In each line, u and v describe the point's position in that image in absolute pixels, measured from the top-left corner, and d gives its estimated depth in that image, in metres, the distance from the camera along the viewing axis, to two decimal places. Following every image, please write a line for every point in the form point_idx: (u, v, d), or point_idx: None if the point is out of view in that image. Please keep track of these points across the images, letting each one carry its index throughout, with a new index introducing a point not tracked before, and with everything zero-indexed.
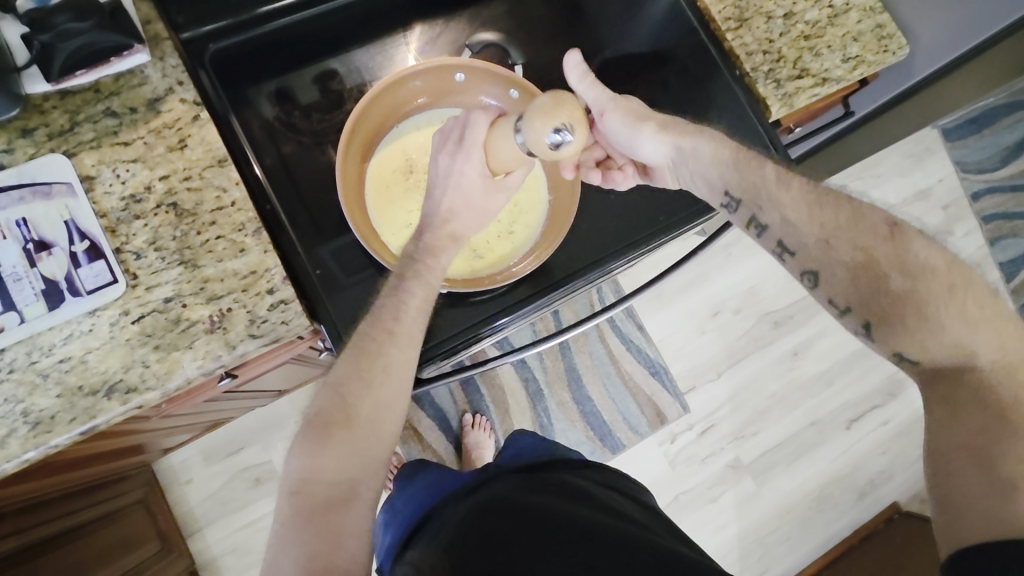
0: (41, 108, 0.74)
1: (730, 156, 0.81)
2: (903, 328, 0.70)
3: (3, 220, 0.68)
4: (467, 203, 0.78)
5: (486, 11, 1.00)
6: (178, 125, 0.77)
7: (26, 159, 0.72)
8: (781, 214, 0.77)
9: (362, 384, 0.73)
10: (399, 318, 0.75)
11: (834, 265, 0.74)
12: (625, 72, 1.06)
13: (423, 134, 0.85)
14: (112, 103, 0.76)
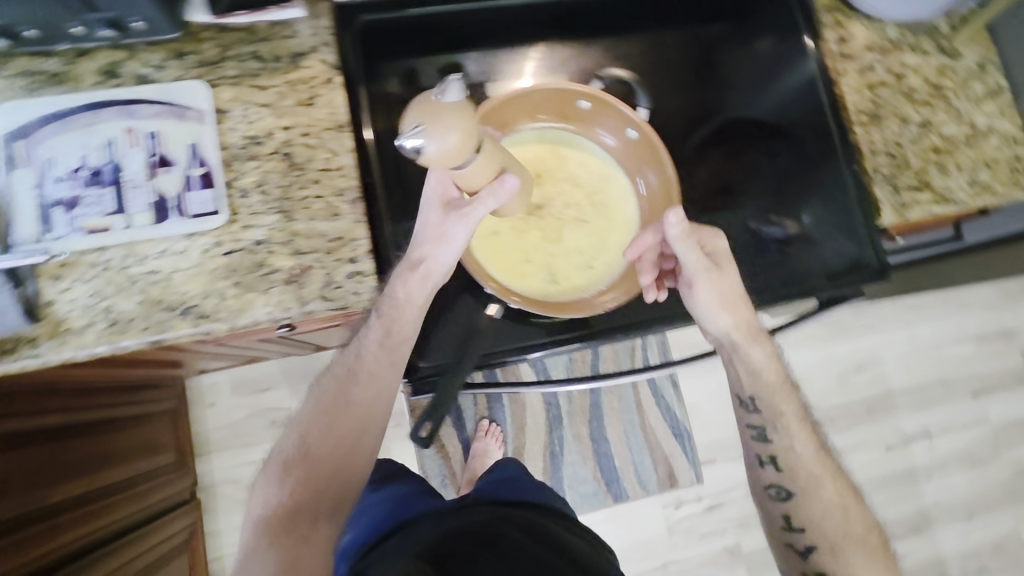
0: (198, 37, 0.79)
1: (774, 378, 0.92)
2: (846, 561, 0.85)
3: (138, 129, 0.75)
4: (428, 234, 0.77)
5: (622, 47, 1.00)
6: (312, 83, 0.80)
7: (172, 79, 0.77)
8: (786, 440, 0.91)
9: (320, 421, 0.81)
10: (362, 360, 0.81)
11: (813, 498, 0.88)
12: (738, 137, 1.04)
13: (530, 148, 0.84)
14: (260, 47, 0.80)
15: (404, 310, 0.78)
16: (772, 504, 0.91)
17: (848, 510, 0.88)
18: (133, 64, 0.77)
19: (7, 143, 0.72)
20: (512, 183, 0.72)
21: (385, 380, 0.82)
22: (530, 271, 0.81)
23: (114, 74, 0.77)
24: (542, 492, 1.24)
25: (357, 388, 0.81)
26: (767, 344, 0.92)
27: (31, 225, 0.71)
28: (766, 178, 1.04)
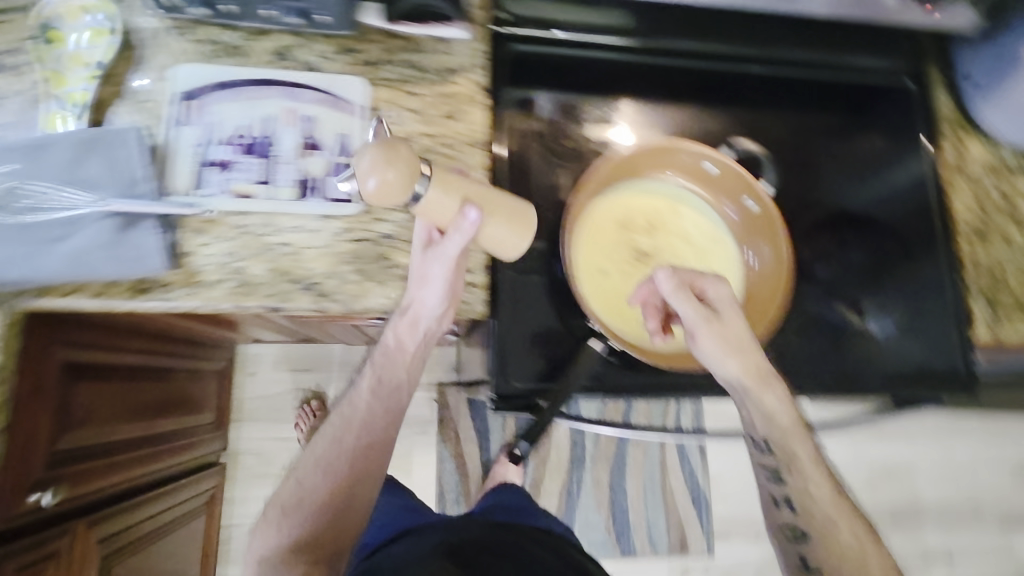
0: (366, 38, 0.84)
1: (789, 420, 0.81)
2: None
3: (296, 111, 0.79)
4: (413, 276, 0.75)
5: (742, 116, 1.03)
6: (459, 99, 0.84)
7: (336, 70, 0.82)
8: (802, 481, 0.82)
9: (315, 467, 0.88)
10: (355, 408, 0.89)
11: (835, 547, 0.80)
12: (838, 224, 1.03)
13: (646, 199, 0.86)
14: (418, 57, 0.84)
15: (395, 355, 0.88)
16: (785, 547, 0.84)
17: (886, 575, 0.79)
18: (304, 52, 0.82)
19: (179, 100, 0.77)
20: (474, 215, 0.68)
21: (376, 429, 0.89)
22: (632, 315, 0.82)
23: (285, 56, 0.82)
24: (537, 512, 1.32)
25: (348, 434, 0.88)
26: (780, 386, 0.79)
27: (185, 179, 0.75)
28: (856, 266, 1.02)
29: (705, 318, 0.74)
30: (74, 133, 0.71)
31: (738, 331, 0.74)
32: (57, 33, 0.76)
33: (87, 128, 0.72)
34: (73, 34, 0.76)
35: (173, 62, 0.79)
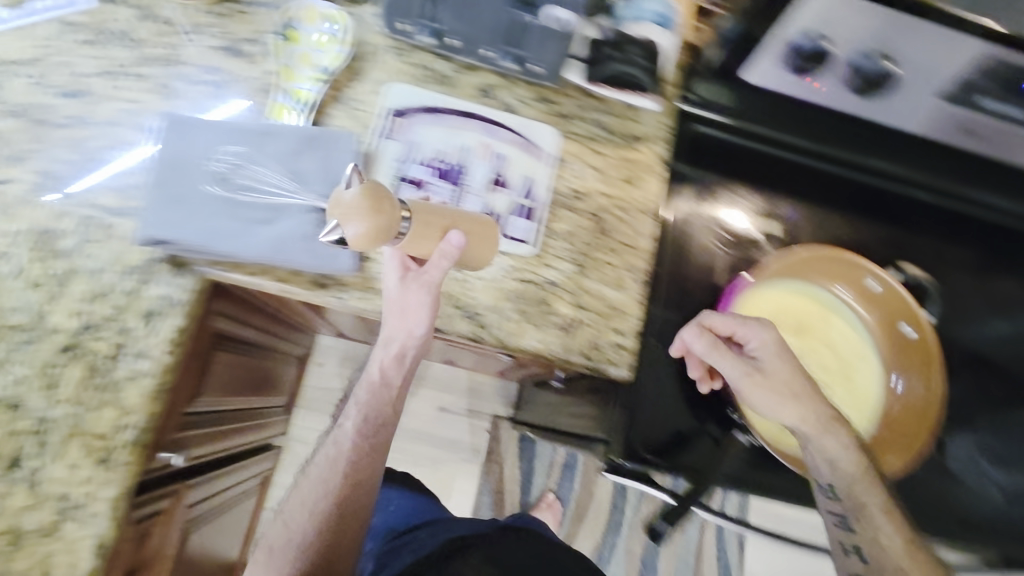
0: (564, 91, 0.87)
1: (857, 466, 0.76)
2: None
3: (492, 147, 0.82)
4: (395, 310, 0.72)
5: (898, 236, 1.01)
6: (639, 167, 0.86)
7: (531, 116, 0.85)
8: (869, 529, 0.76)
9: (298, 514, 0.78)
10: (341, 449, 0.80)
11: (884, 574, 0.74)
12: (978, 363, 0.99)
13: (799, 299, 0.86)
14: (609, 119, 0.87)
15: (383, 391, 0.81)
16: None
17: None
18: (506, 93, 0.85)
19: (389, 115, 0.80)
20: (458, 239, 0.69)
21: (365, 478, 0.80)
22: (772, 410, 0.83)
23: (488, 93, 0.85)
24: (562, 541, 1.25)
25: (330, 478, 0.79)
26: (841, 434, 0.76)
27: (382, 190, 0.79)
28: (989, 408, 0.99)
29: (740, 361, 0.74)
30: (300, 128, 0.76)
31: (780, 376, 0.74)
32: (296, 33, 0.79)
33: (310, 126, 0.77)
34: (311, 38, 0.79)
35: (388, 79, 0.82)
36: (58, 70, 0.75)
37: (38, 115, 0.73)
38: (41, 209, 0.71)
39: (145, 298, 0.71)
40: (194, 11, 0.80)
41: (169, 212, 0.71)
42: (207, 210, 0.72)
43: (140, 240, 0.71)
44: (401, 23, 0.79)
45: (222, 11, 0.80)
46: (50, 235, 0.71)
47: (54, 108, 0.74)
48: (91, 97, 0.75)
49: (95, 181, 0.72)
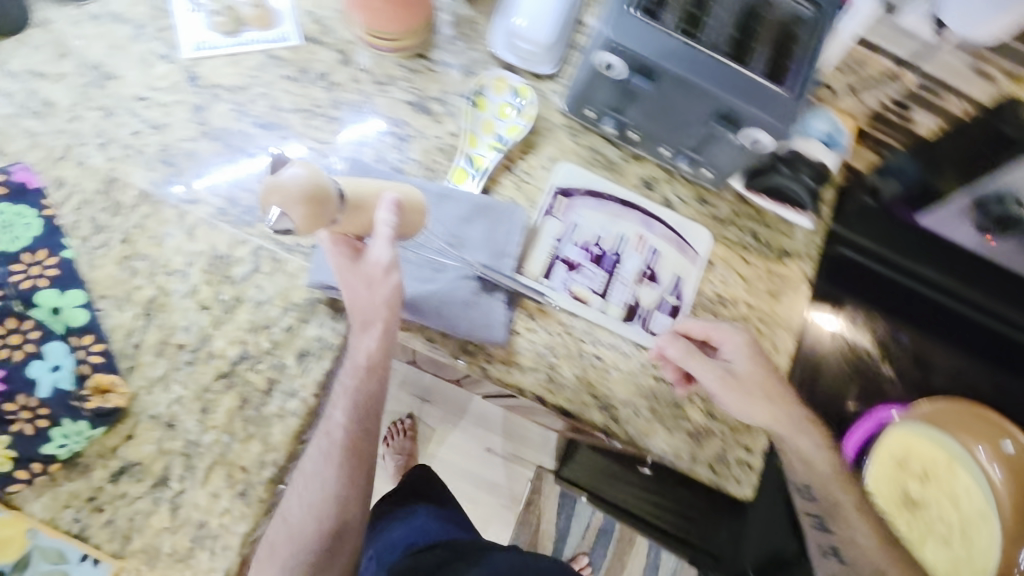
0: (721, 194, 0.87)
1: (829, 467, 0.78)
2: None
3: (646, 240, 0.83)
4: (358, 288, 0.66)
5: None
6: (784, 281, 0.86)
7: (686, 214, 0.85)
8: (851, 537, 0.79)
9: (299, 509, 0.68)
10: (333, 442, 0.69)
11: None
12: None
13: (931, 449, 0.85)
14: (761, 229, 0.87)
15: (378, 372, 0.68)
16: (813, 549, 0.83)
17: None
18: (666, 188, 0.86)
19: (554, 193, 0.82)
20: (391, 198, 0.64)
21: (365, 459, 0.71)
22: None
23: (650, 186, 0.86)
24: None
25: (329, 470, 0.68)
26: (815, 434, 0.77)
27: (538, 265, 0.79)
28: None
29: (714, 364, 0.73)
30: (474, 196, 0.78)
31: (759, 391, 0.74)
32: (484, 101, 0.82)
33: (482, 195, 0.78)
34: (497, 107, 0.82)
35: (557, 158, 0.84)
36: (258, 100, 0.77)
37: (233, 142, 0.75)
38: (220, 233, 0.72)
39: (302, 336, 0.72)
40: (389, 63, 0.82)
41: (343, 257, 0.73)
42: None
43: (311, 280, 0.73)
44: (590, 113, 0.81)
45: (415, 67, 0.83)
46: (225, 259, 0.72)
47: (250, 137, 0.76)
48: (284, 131, 0.77)
49: None
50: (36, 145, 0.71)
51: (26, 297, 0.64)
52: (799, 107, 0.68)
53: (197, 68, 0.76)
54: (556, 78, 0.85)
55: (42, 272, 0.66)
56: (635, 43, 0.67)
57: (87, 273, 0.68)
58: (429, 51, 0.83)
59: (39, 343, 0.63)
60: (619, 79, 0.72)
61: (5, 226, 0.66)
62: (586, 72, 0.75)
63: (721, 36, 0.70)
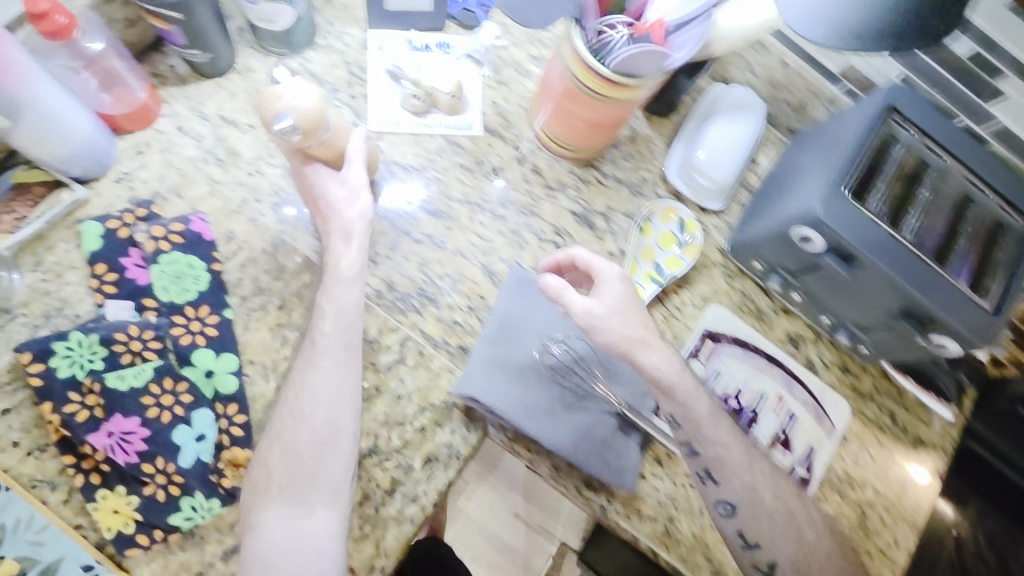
0: (866, 368, 0.84)
1: (717, 424, 0.69)
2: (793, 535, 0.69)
3: (785, 403, 0.80)
4: (329, 196, 0.68)
5: None
6: (915, 471, 0.82)
7: (827, 381, 0.82)
8: (755, 506, 0.69)
9: (293, 419, 0.62)
10: (316, 351, 0.64)
11: (768, 512, 0.69)
12: None
13: None
14: (900, 412, 0.84)
15: (350, 286, 0.66)
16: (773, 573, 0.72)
17: (777, 510, 0.69)
18: (811, 349, 0.83)
19: (703, 336, 0.80)
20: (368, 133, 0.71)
21: (355, 364, 0.65)
22: None
23: (796, 345, 0.83)
24: None
25: (322, 374, 0.63)
26: (659, 345, 0.69)
27: None
28: None
29: (584, 301, 0.67)
30: None
31: (614, 319, 0.67)
32: (648, 226, 0.80)
33: None
34: (661, 235, 0.80)
35: (709, 298, 0.82)
36: (430, 184, 0.76)
37: (400, 224, 0.74)
38: (374, 316, 0.71)
39: (434, 442, 0.70)
40: (562, 167, 0.80)
41: (494, 372, 0.70)
42: (525, 380, 0.71)
43: (455, 385, 0.71)
44: (757, 264, 0.79)
45: (587, 177, 0.80)
46: (374, 344, 0.71)
47: (416, 221, 0.74)
48: (451, 221, 0.75)
49: (428, 305, 0.73)
50: (214, 193, 0.69)
51: (184, 355, 0.63)
52: (1001, 326, 0.64)
53: (379, 141, 0.75)
54: (721, 213, 0.83)
55: (202, 329, 0.65)
56: (843, 229, 0.64)
57: (241, 336, 0.67)
58: (601, 162, 0.81)
59: (188, 407, 0.61)
60: (809, 251, 0.69)
61: (176, 275, 0.65)
62: (771, 231, 0.73)
63: (929, 234, 0.67)
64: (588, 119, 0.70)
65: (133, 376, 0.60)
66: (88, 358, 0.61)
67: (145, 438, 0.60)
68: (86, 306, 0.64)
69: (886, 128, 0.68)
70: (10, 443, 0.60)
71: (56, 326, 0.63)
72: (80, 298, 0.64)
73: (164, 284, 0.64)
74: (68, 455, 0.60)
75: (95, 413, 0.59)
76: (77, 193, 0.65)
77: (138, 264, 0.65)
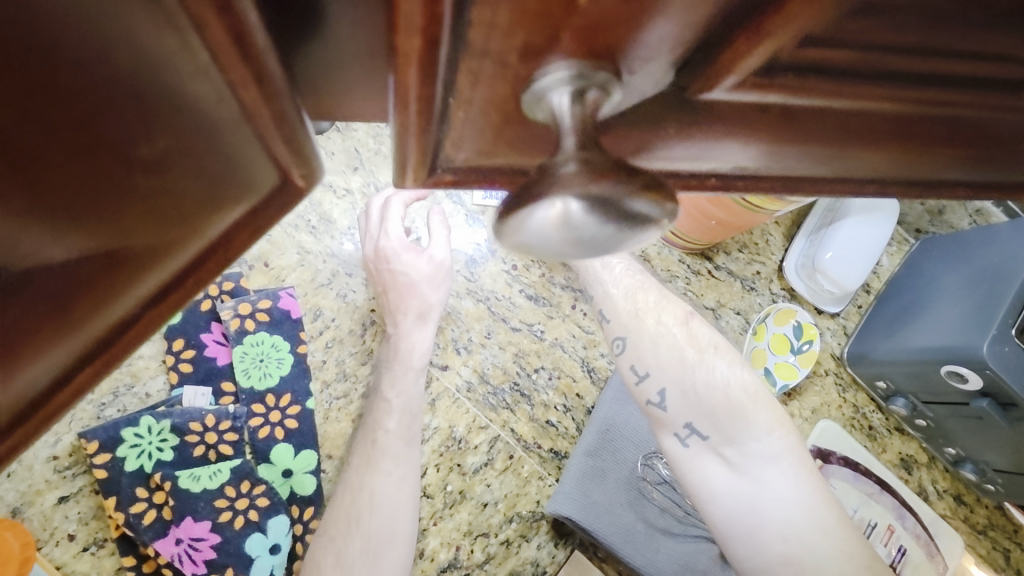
0: (978, 501, 0.76)
1: (655, 297, 0.59)
2: (676, 333, 0.57)
3: (897, 531, 0.72)
4: (406, 291, 0.60)
5: None
6: None
7: (940, 513, 0.75)
8: (672, 361, 0.55)
9: (347, 524, 0.54)
10: (379, 445, 0.57)
11: (651, 337, 0.57)
12: None
13: None
14: (1013, 551, 0.76)
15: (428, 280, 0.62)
16: (698, 473, 0.54)
17: (663, 336, 0.57)
18: (924, 475, 0.76)
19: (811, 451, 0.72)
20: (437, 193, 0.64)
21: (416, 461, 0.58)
22: None
23: (908, 467, 0.76)
24: None
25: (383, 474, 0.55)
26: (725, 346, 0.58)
27: None
28: None
29: None
30: None
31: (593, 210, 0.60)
32: (761, 328, 0.73)
33: None
34: (775, 338, 0.73)
35: (818, 410, 0.75)
36: (532, 266, 0.70)
37: (498, 310, 0.68)
38: (463, 411, 0.65)
39: (518, 559, 0.63)
40: (672, 256, 0.74)
41: (591, 488, 0.63)
42: (624, 498, 0.64)
43: (544, 500, 0.64)
44: (881, 382, 0.73)
45: (698, 268, 0.75)
46: (461, 444, 0.64)
47: (514, 307, 0.68)
48: (551, 308, 0.69)
49: (522, 402, 0.66)
50: (303, 264, 0.64)
51: (262, 451, 0.57)
52: None
53: (482, 216, 0.70)
54: (838, 316, 0.77)
55: (282, 421, 0.58)
56: (1012, 379, 0.57)
57: (320, 427, 0.60)
58: (714, 252, 0.75)
59: (264, 513, 0.55)
60: (958, 388, 0.62)
61: (260, 358, 0.59)
62: (911, 358, 0.66)
63: None
64: (721, 219, 0.64)
65: (208, 477, 0.55)
66: (157, 446, 0.55)
67: (216, 546, 0.54)
68: (158, 384, 0.58)
69: None
70: (65, 536, 0.54)
71: (124, 405, 0.57)
72: (152, 374, 0.58)
73: (245, 367, 0.59)
74: (128, 556, 0.54)
75: (163, 514, 0.53)
76: None
77: (219, 341, 0.59)
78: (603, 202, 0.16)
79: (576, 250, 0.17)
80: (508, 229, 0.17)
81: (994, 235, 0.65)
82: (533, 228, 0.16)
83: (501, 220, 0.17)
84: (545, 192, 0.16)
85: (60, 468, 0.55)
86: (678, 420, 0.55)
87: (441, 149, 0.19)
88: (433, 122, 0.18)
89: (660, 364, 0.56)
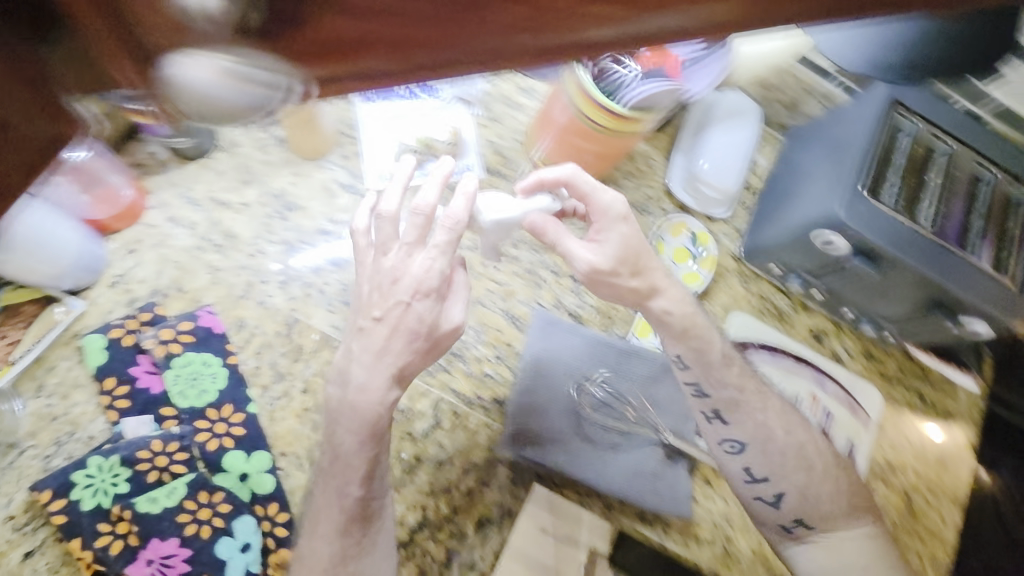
0: (887, 353, 0.85)
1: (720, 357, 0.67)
2: (787, 425, 0.69)
3: (820, 401, 0.81)
4: (406, 339, 0.55)
5: None
6: (949, 448, 0.83)
7: (856, 372, 0.83)
8: (796, 470, 0.69)
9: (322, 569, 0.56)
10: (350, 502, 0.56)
11: (766, 432, 0.68)
12: None
13: None
14: (924, 389, 0.85)
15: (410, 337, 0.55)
16: (795, 547, 0.70)
17: (787, 446, 0.69)
18: (836, 342, 0.83)
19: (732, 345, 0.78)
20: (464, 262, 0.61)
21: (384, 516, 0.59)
22: None
23: (820, 339, 0.83)
24: None
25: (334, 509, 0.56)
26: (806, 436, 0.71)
27: None
28: None
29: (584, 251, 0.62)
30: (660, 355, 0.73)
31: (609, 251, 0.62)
32: (661, 245, 0.80)
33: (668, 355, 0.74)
34: (675, 250, 0.80)
35: (730, 307, 0.81)
36: None
37: None
38: None
39: (484, 504, 0.66)
40: None
41: (534, 422, 0.68)
42: (568, 424, 0.69)
43: (496, 443, 0.68)
44: (775, 266, 0.80)
45: None
46: (407, 413, 0.68)
47: None
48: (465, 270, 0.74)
49: (456, 361, 0.71)
50: (217, 282, 0.66)
51: (213, 462, 0.60)
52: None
53: None
54: (730, 220, 0.84)
55: (227, 431, 0.61)
56: (869, 232, 0.64)
57: (266, 429, 0.62)
58: (605, 187, 0.82)
59: (228, 517, 0.58)
60: (833, 254, 0.70)
61: (193, 377, 0.61)
62: (789, 237, 0.73)
63: (947, 221, 0.68)
64: (596, 152, 0.70)
65: (165, 496, 0.57)
66: (111, 482, 0.57)
67: (188, 558, 0.56)
68: (99, 425, 0.60)
69: (892, 121, 0.69)
70: None
71: (69, 452, 0.59)
72: (92, 417, 0.60)
73: (181, 388, 0.61)
74: None
75: (130, 542, 0.56)
76: (72, 309, 0.62)
77: (149, 371, 0.61)
78: (245, 59, 0.21)
79: (249, 97, 0.22)
80: (177, 92, 0.21)
81: (843, 114, 0.73)
82: (190, 82, 0.21)
83: (173, 94, 0.22)
84: (193, 53, 0.21)
85: (18, 526, 0.56)
86: (796, 510, 0.69)
87: (147, 64, 0.21)
88: (125, 41, 0.21)
89: (783, 462, 0.68)
